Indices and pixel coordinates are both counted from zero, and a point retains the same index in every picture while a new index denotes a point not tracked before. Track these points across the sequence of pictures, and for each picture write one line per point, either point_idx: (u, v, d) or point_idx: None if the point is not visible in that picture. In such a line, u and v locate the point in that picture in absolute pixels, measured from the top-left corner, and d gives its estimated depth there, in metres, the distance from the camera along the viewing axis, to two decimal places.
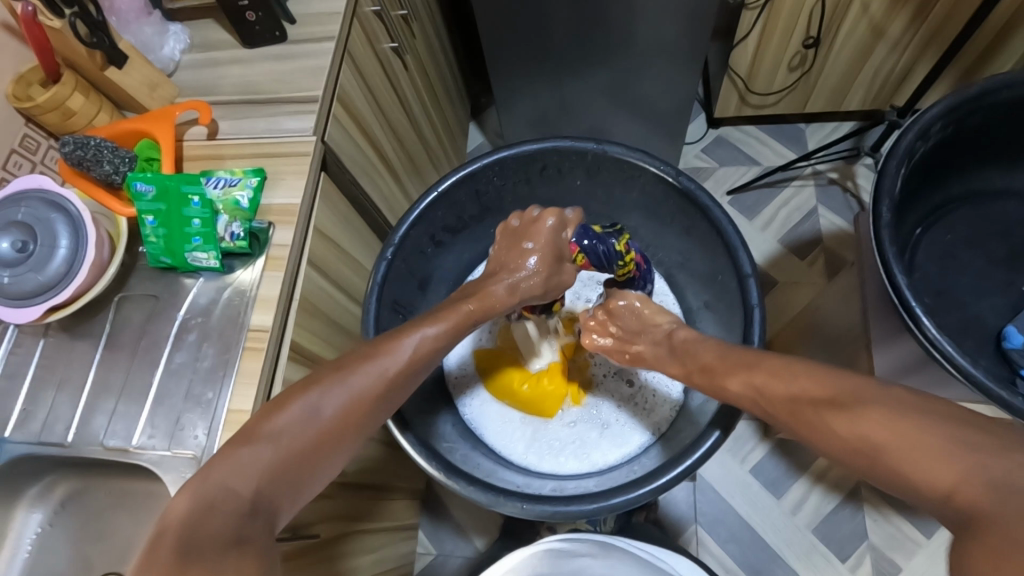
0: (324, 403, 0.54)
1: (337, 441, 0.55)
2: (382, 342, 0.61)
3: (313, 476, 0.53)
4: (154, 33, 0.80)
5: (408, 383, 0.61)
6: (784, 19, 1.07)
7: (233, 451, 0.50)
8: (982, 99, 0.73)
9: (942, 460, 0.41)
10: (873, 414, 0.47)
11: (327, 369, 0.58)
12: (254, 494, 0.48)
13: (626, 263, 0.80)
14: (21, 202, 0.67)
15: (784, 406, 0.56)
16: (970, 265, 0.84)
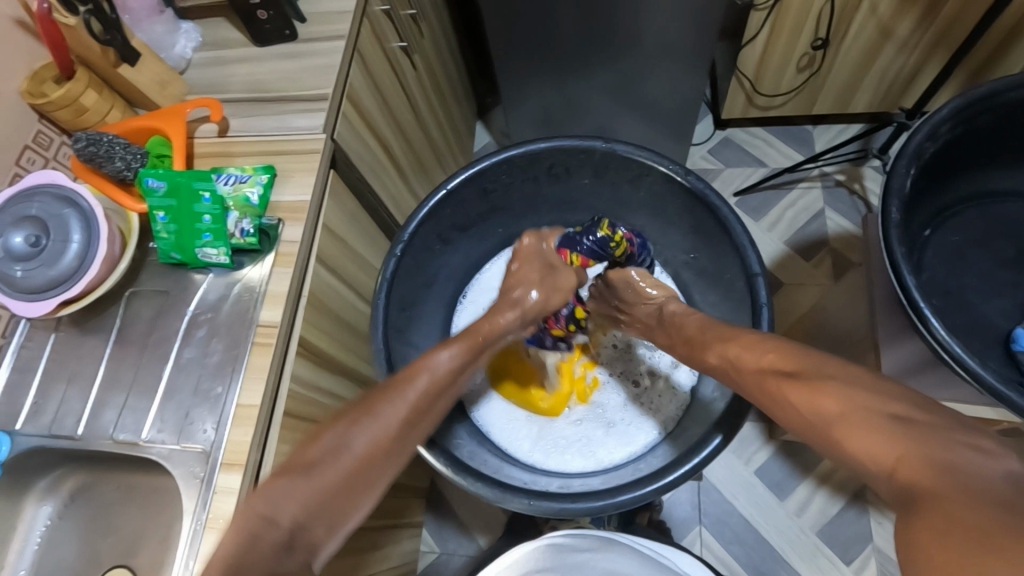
0: (356, 436, 0.55)
1: (371, 476, 0.55)
2: (405, 373, 0.62)
3: (351, 510, 0.53)
4: (166, 32, 0.81)
5: (434, 412, 0.62)
6: (792, 19, 1.07)
7: (271, 484, 0.51)
8: (991, 99, 0.73)
9: (888, 439, 0.42)
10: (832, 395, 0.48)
11: (357, 405, 0.59)
12: (292, 526, 0.49)
13: (619, 245, 0.81)
14: (34, 197, 0.68)
15: (755, 387, 0.58)
16: (978, 267, 0.84)
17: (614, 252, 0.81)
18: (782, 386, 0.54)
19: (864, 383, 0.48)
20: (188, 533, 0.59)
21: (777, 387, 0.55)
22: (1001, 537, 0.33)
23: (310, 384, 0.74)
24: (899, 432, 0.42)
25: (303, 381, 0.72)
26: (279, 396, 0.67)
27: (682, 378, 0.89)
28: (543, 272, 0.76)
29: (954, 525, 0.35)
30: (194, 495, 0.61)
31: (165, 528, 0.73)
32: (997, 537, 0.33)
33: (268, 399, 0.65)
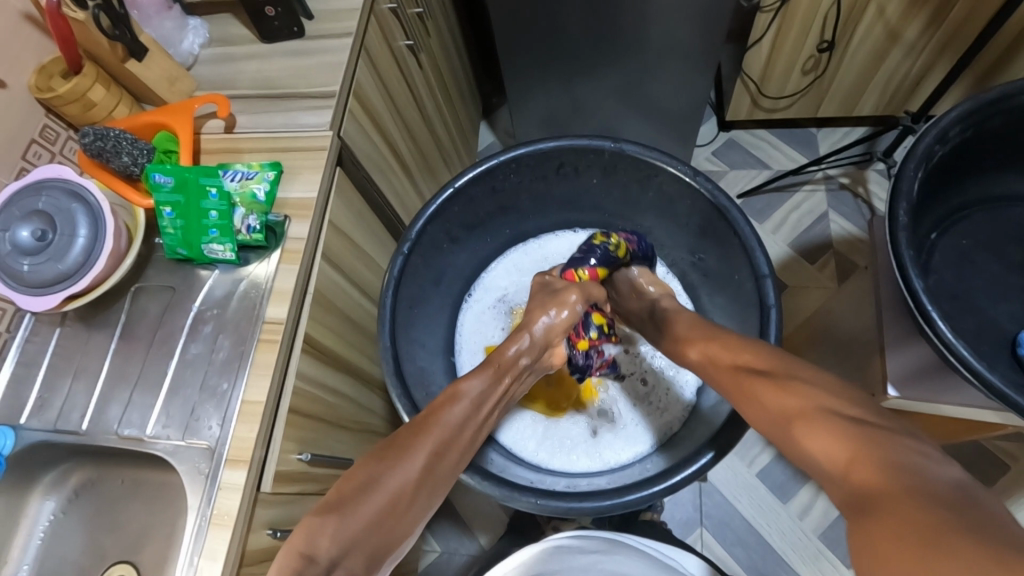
0: (390, 471, 0.56)
1: (406, 511, 0.56)
2: (432, 410, 0.64)
3: (387, 547, 0.54)
4: (174, 28, 0.82)
5: (461, 445, 0.63)
6: (799, 22, 1.07)
7: (316, 519, 0.52)
8: (1000, 103, 0.73)
9: (849, 444, 0.43)
10: (804, 398, 0.50)
11: (385, 445, 0.60)
12: (331, 560, 0.49)
13: (620, 248, 0.83)
14: (42, 191, 0.68)
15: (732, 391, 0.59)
16: (985, 271, 0.84)
17: (618, 255, 0.83)
18: (759, 390, 0.54)
19: (836, 390, 0.49)
20: (193, 529, 0.59)
21: (751, 392, 0.55)
22: (946, 536, 0.33)
23: (315, 382, 0.74)
24: (859, 438, 0.43)
25: (309, 378, 0.72)
26: (284, 393, 0.67)
27: (688, 381, 0.89)
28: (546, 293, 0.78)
29: (902, 524, 0.35)
30: (198, 490, 0.61)
31: (169, 524, 0.73)
32: (945, 535, 0.33)
33: (274, 396, 0.65)
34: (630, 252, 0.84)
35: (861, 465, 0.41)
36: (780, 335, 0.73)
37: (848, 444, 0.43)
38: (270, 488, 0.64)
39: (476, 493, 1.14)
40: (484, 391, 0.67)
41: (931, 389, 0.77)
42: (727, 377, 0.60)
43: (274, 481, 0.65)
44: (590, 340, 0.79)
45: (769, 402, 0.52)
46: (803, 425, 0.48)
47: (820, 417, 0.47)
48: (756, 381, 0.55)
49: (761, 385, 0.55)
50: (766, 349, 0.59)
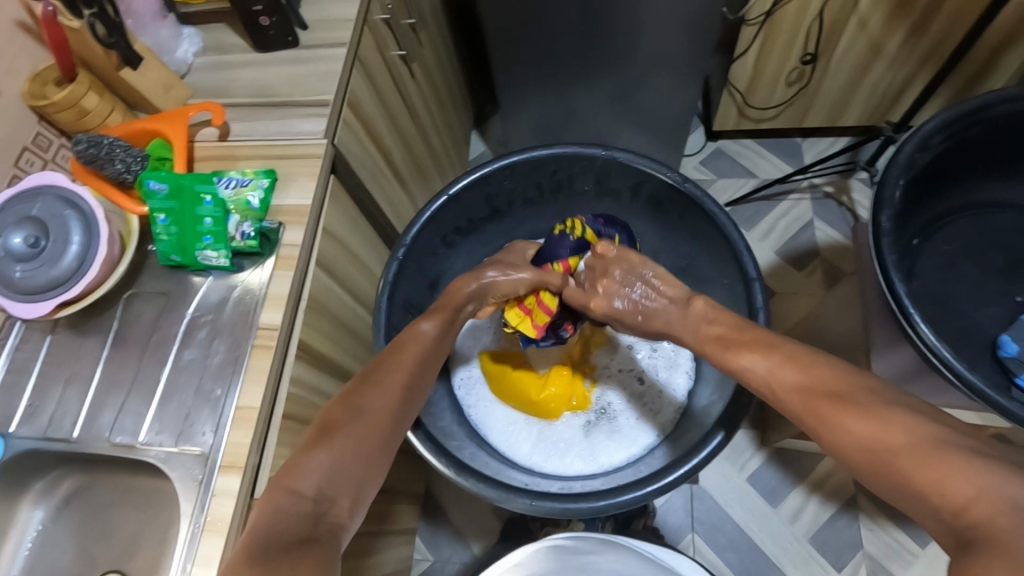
0: (366, 407, 0.57)
1: (387, 445, 0.57)
2: (396, 347, 0.65)
3: (370, 484, 0.54)
4: (170, 36, 0.82)
5: (426, 380, 0.65)
6: (784, 34, 1.09)
7: (303, 459, 0.52)
8: (977, 114, 0.76)
9: (962, 474, 0.40)
10: (899, 421, 0.46)
11: (359, 381, 0.61)
12: (316, 496, 0.50)
13: (576, 227, 0.83)
14: (36, 198, 0.68)
15: (801, 410, 0.54)
16: (967, 276, 0.86)
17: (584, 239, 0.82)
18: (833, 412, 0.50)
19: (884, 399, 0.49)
20: (187, 535, 0.59)
21: (826, 418, 0.50)
22: None
23: (309, 387, 0.74)
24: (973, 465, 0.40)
25: (302, 383, 0.72)
26: (279, 398, 0.67)
27: (681, 383, 0.90)
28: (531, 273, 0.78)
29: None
30: (193, 497, 0.61)
31: (161, 532, 0.72)
32: None
33: (269, 401, 0.65)
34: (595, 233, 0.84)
35: (983, 501, 0.38)
36: None
37: (970, 477, 0.40)
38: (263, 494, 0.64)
39: (468, 499, 1.14)
40: (441, 329, 0.68)
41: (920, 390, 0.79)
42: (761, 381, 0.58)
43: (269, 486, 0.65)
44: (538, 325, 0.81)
45: (853, 423, 0.48)
46: (900, 456, 0.44)
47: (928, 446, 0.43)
48: (830, 406, 0.51)
49: (838, 406, 0.50)
50: (842, 365, 0.55)
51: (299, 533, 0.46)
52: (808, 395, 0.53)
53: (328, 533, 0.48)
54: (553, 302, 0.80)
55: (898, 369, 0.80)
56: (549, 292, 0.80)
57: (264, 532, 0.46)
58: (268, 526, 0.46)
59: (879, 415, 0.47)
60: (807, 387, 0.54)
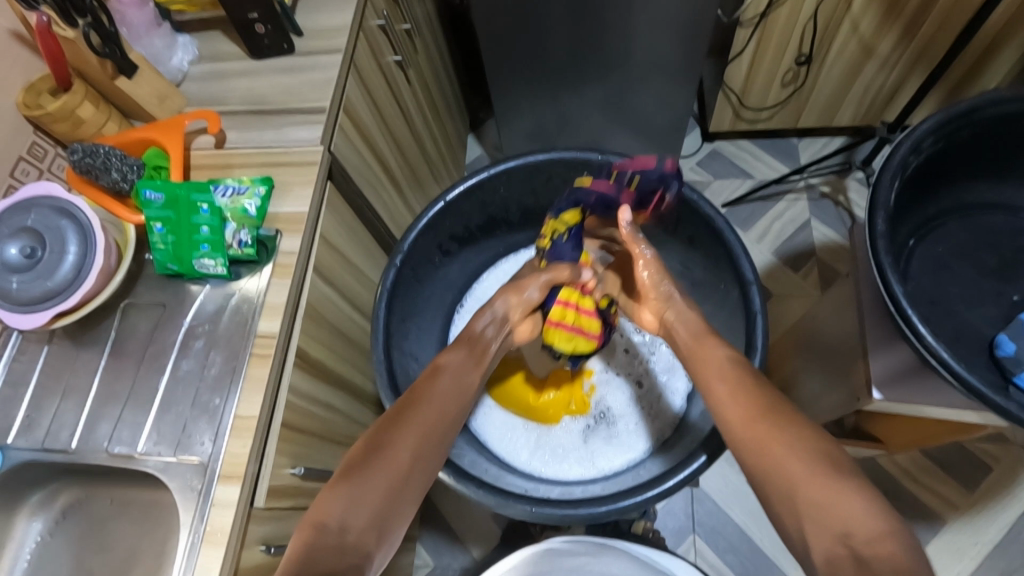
0: (395, 442, 0.59)
1: (413, 482, 0.58)
2: (425, 383, 0.66)
3: (398, 521, 0.55)
4: (164, 46, 0.81)
5: (452, 401, 0.65)
6: (777, 36, 1.10)
7: (332, 493, 0.54)
8: (970, 115, 0.76)
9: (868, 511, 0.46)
10: (810, 460, 0.51)
11: (389, 417, 0.62)
12: (340, 526, 0.51)
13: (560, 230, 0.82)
14: (31, 208, 0.68)
15: (738, 422, 0.59)
16: (962, 276, 0.86)
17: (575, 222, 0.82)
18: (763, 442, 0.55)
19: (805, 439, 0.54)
20: (185, 547, 0.58)
21: (762, 437, 0.56)
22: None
23: (307, 396, 0.74)
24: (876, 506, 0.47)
25: (300, 391, 0.72)
26: (276, 408, 0.67)
27: (680, 388, 0.90)
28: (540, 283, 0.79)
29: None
30: (191, 508, 0.60)
31: (159, 544, 0.72)
32: None
33: (266, 411, 0.65)
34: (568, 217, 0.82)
35: (884, 541, 0.44)
36: (767, 341, 0.75)
37: (879, 518, 0.46)
38: (262, 503, 0.64)
39: (468, 504, 1.14)
40: (462, 362, 0.70)
41: (914, 392, 0.78)
42: (738, 394, 0.61)
43: (268, 495, 0.65)
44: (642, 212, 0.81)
45: (779, 448, 0.54)
46: (819, 484, 0.49)
47: (842, 481, 0.49)
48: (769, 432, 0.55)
49: (773, 432, 0.55)
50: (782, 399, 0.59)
51: (329, 566, 0.48)
52: (745, 417, 0.58)
53: (353, 564, 0.50)
54: (591, 302, 0.80)
55: (893, 367, 0.79)
56: (567, 289, 0.79)
57: (297, 562, 0.47)
58: (303, 556, 0.48)
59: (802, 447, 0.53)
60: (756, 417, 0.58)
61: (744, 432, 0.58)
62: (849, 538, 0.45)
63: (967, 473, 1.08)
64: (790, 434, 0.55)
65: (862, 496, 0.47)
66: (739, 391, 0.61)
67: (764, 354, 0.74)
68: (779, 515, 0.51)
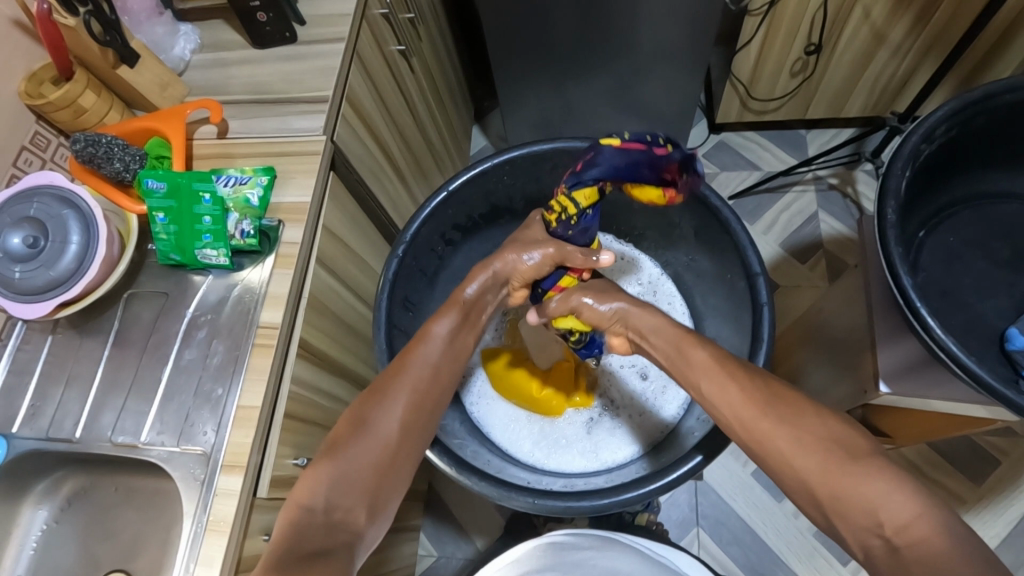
0: (376, 418, 0.59)
1: (403, 456, 0.59)
2: (405, 355, 0.66)
3: (389, 496, 0.56)
4: (166, 33, 0.81)
5: (442, 377, 0.65)
6: (786, 24, 1.08)
7: (315, 471, 0.54)
8: (984, 102, 0.75)
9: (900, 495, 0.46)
10: (824, 451, 0.51)
11: (371, 392, 0.62)
12: (326, 507, 0.52)
13: (566, 210, 0.68)
14: (34, 197, 0.68)
15: (737, 414, 0.58)
16: (973, 267, 0.85)
17: (586, 204, 0.67)
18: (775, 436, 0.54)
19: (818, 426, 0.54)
20: (189, 536, 0.58)
21: (766, 431, 0.55)
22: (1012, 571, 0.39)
23: (309, 386, 0.74)
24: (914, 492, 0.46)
25: (303, 381, 0.72)
26: (279, 398, 0.67)
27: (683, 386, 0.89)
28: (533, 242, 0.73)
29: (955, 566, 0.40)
30: (194, 497, 0.60)
31: (163, 532, 0.73)
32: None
33: (269, 401, 0.65)
34: (573, 200, 0.67)
35: (919, 523, 0.44)
36: (773, 333, 0.74)
37: (909, 499, 0.46)
38: (266, 493, 0.64)
39: (471, 495, 1.14)
40: (453, 330, 0.68)
41: (922, 387, 0.77)
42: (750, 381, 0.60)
43: (271, 485, 0.65)
44: (661, 192, 0.63)
45: (782, 444, 0.54)
46: (828, 483, 0.49)
47: (869, 464, 0.49)
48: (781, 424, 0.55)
49: (772, 427, 0.55)
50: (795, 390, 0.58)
51: (315, 546, 0.49)
52: (742, 413, 0.58)
53: (344, 544, 0.51)
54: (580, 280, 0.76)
55: (902, 359, 0.78)
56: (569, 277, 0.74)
57: (281, 546, 0.48)
58: (288, 539, 0.49)
59: (817, 435, 0.52)
60: (761, 408, 0.57)
61: (746, 429, 0.58)
62: (881, 530, 0.46)
63: (976, 466, 1.07)
64: (795, 427, 0.54)
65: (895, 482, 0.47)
66: (727, 384, 0.60)
67: (770, 345, 0.73)
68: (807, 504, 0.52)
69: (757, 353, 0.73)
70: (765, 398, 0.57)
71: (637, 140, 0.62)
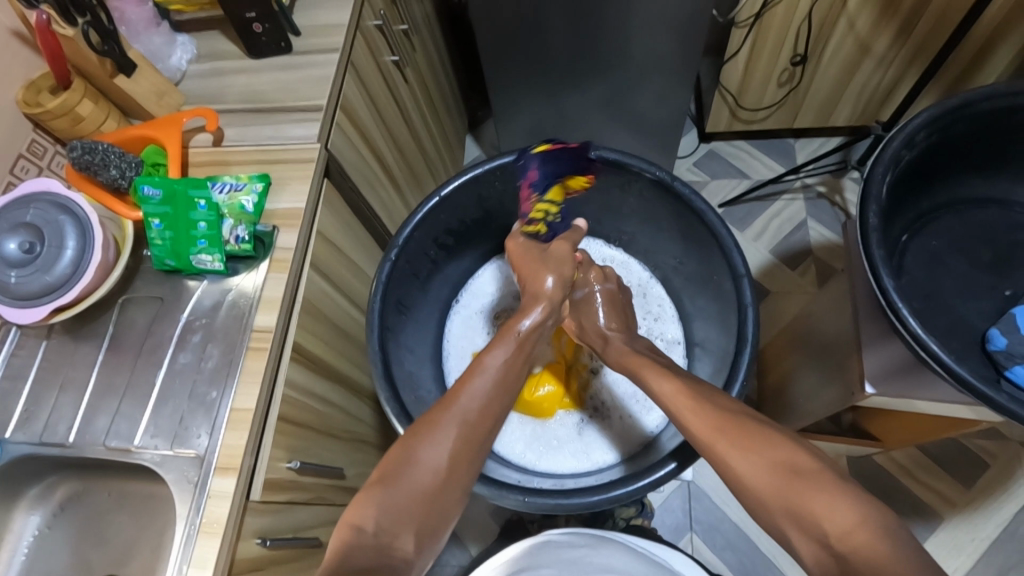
0: (431, 446, 0.58)
1: (454, 486, 0.59)
2: (466, 377, 0.64)
3: (437, 525, 0.57)
4: (163, 43, 0.82)
5: (496, 406, 0.64)
6: (771, 36, 1.11)
7: (369, 494, 0.55)
8: (962, 110, 0.77)
9: (843, 505, 0.47)
10: (774, 461, 0.53)
11: (430, 416, 0.61)
12: (377, 532, 0.53)
13: (541, 217, 0.86)
14: (31, 204, 0.68)
15: (698, 438, 0.60)
16: (957, 271, 0.86)
17: (552, 202, 0.86)
18: (731, 454, 0.56)
19: (779, 438, 0.55)
20: (182, 538, 0.59)
21: (723, 456, 0.56)
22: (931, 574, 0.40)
23: (304, 390, 0.74)
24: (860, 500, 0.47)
25: (297, 385, 0.73)
26: (273, 400, 0.68)
27: None
28: (537, 258, 0.79)
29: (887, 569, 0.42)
30: (187, 500, 0.61)
31: (157, 536, 0.73)
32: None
33: (263, 403, 0.65)
34: (542, 207, 0.86)
35: (858, 531, 0.45)
36: (758, 334, 0.75)
37: (850, 508, 0.47)
38: (259, 496, 0.65)
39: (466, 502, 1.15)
40: (508, 359, 0.67)
41: (908, 387, 0.78)
42: (714, 400, 0.62)
43: (264, 489, 0.66)
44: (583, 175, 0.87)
45: (738, 463, 0.55)
46: (796, 486, 0.50)
47: (818, 481, 0.50)
48: (738, 436, 0.56)
49: (731, 446, 0.56)
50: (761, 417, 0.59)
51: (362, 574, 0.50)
52: (709, 427, 0.59)
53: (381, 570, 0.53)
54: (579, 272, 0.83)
55: (887, 363, 0.79)
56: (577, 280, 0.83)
57: (332, 565, 0.49)
58: (339, 562, 0.50)
59: (772, 449, 0.54)
60: (718, 426, 0.59)
61: (711, 454, 0.59)
62: (827, 539, 0.46)
63: (966, 471, 1.08)
64: (751, 444, 0.55)
65: (839, 493, 0.48)
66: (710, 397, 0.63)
67: (755, 347, 0.74)
68: (777, 517, 0.51)
69: (742, 354, 0.75)
70: (726, 416, 0.59)
71: (558, 143, 0.82)
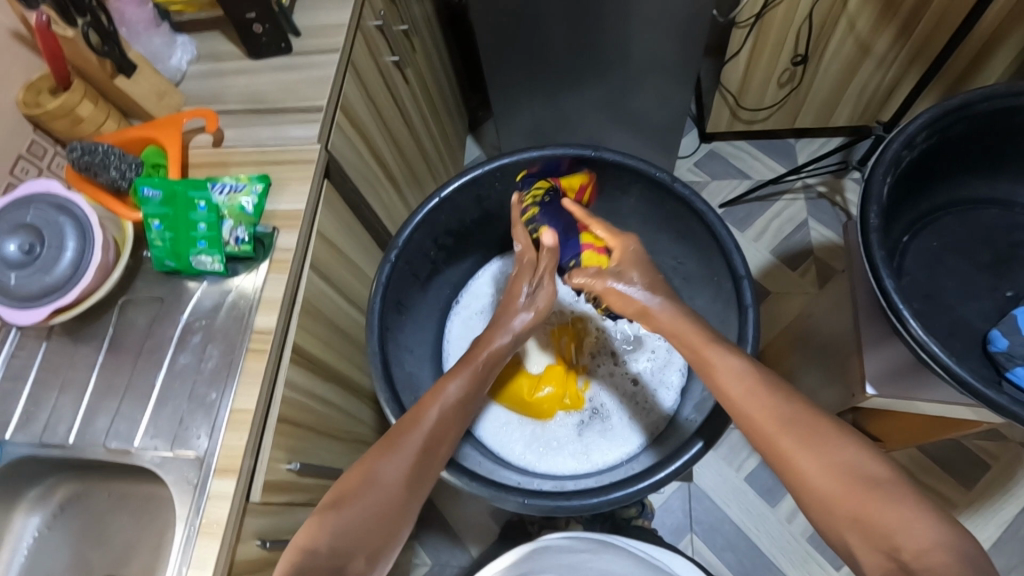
0: (389, 469, 0.60)
1: (406, 510, 0.60)
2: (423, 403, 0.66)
3: (387, 548, 0.58)
4: (163, 44, 0.82)
5: (451, 435, 0.66)
6: (772, 37, 1.11)
7: (327, 516, 0.56)
8: (962, 110, 0.77)
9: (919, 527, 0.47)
10: (842, 463, 0.52)
11: (386, 441, 0.63)
12: (331, 553, 0.54)
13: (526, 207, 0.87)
14: (31, 205, 0.68)
15: (754, 427, 0.59)
16: (957, 271, 0.86)
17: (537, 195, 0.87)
18: (795, 454, 0.55)
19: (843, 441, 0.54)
20: (182, 538, 0.59)
21: (783, 451, 0.56)
22: None
23: (303, 390, 0.74)
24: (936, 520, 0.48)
25: (297, 386, 0.72)
26: (273, 400, 0.68)
27: (671, 395, 0.90)
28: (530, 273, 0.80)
29: None
30: (187, 501, 0.61)
31: (157, 537, 0.73)
32: None
33: (263, 405, 0.65)
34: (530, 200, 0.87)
35: (934, 551, 0.45)
36: (758, 335, 0.75)
37: (926, 528, 0.47)
38: (259, 497, 0.65)
39: (467, 503, 1.14)
40: (466, 390, 0.68)
41: (908, 387, 0.78)
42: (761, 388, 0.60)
43: (264, 490, 0.66)
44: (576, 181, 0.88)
45: (802, 460, 0.54)
46: (868, 495, 0.50)
47: (886, 493, 0.50)
48: (800, 434, 0.55)
49: (794, 445, 0.55)
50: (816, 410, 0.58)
51: None
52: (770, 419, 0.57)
53: None
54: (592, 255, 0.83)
55: (888, 363, 0.79)
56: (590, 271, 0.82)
57: None
58: None
59: (841, 454, 0.53)
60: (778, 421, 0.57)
61: (768, 446, 0.58)
62: (897, 553, 0.47)
63: (967, 472, 1.08)
64: (817, 445, 0.54)
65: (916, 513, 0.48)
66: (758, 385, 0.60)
67: (755, 348, 0.74)
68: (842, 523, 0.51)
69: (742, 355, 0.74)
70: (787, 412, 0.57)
71: None
